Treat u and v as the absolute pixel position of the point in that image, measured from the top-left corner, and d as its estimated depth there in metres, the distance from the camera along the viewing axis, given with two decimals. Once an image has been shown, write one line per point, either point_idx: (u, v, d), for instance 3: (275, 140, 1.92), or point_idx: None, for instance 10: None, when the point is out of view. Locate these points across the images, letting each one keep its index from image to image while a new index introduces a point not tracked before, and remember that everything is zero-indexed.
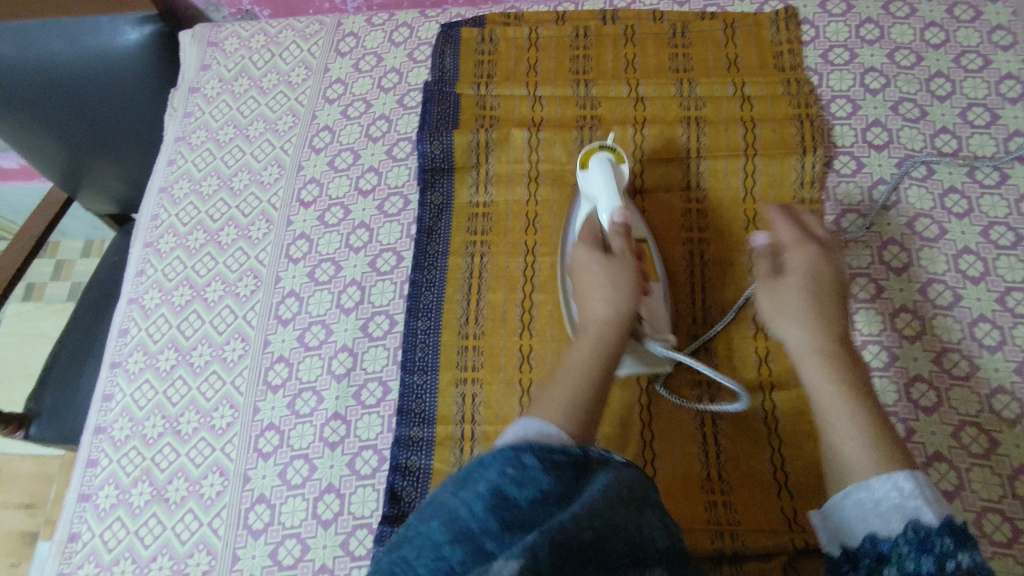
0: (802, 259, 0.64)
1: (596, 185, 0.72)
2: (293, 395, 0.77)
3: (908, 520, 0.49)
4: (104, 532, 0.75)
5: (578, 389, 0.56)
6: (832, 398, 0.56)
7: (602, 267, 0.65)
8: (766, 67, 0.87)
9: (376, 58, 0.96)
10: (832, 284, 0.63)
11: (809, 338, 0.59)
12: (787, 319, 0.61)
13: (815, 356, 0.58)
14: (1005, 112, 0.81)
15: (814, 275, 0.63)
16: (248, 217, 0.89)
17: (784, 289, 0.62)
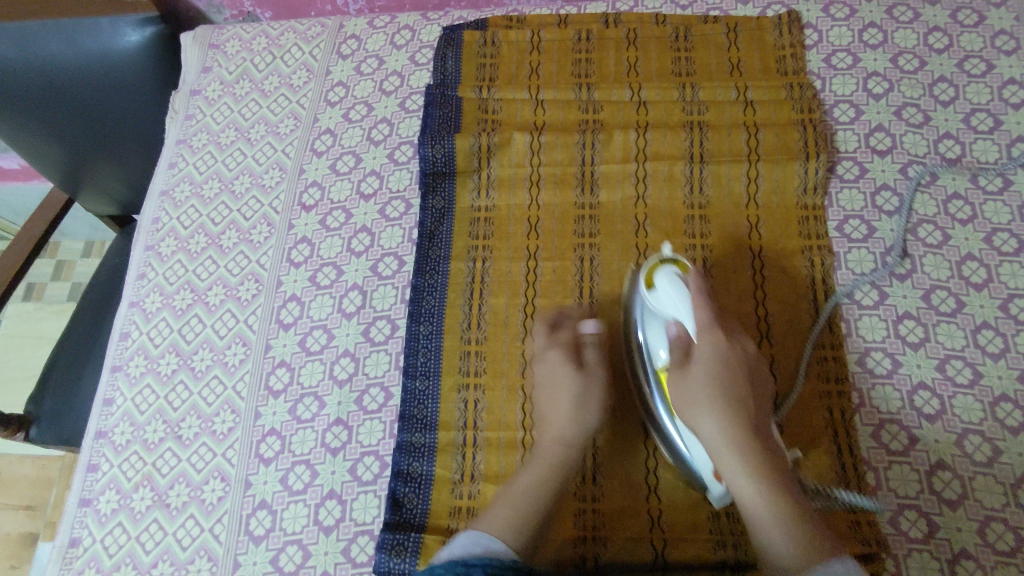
0: (707, 349, 0.66)
1: (672, 306, 0.68)
2: (294, 401, 0.77)
3: None
4: (105, 537, 0.75)
5: (539, 500, 0.65)
6: (753, 495, 0.59)
7: (563, 381, 0.72)
8: (769, 71, 0.87)
9: (377, 61, 0.96)
10: (735, 369, 0.65)
11: (718, 432, 0.62)
12: (700, 415, 0.64)
13: (725, 453, 0.61)
14: (1008, 117, 0.81)
15: (721, 364, 0.65)
16: (249, 220, 0.89)
17: (691, 381, 0.65)
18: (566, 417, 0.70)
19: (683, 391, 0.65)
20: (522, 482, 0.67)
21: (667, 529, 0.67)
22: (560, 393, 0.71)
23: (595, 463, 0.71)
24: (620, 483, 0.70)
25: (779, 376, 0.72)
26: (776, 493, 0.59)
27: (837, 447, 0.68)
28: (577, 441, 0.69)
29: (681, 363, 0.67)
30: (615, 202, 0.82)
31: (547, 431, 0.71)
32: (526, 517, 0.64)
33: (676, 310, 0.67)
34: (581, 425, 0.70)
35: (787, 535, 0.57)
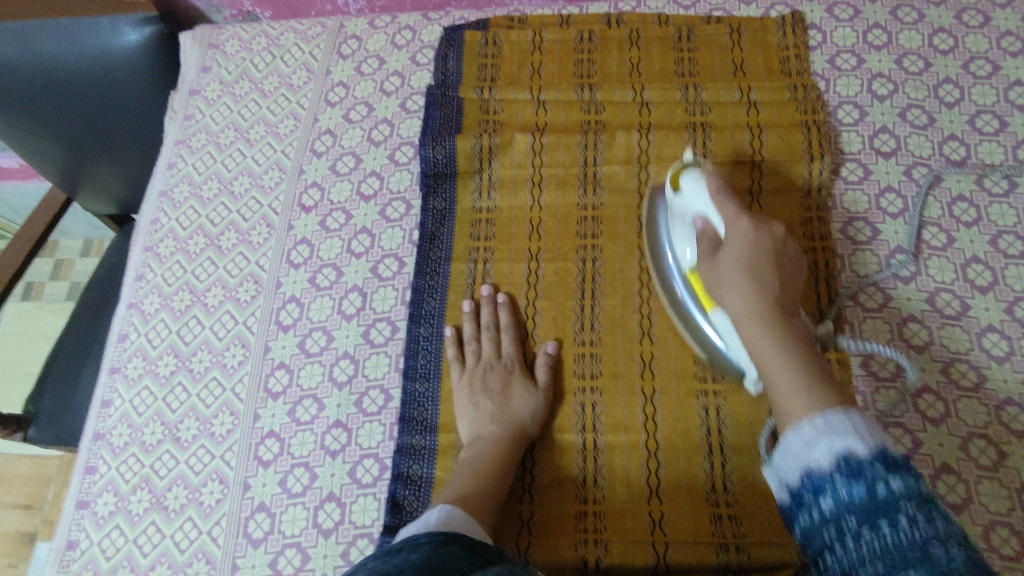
0: (733, 232, 0.62)
1: (696, 203, 0.68)
2: (293, 403, 0.77)
3: (838, 453, 0.44)
4: (102, 539, 0.74)
5: (472, 480, 0.66)
6: (769, 352, 0.55)
7: (476, 375, 0.75)
8: (773, 72, 0.86)
9: (378, 61, 0.95)
10: (765, 250, 0.60)
11: (741, 303, 0.58)
12: (727, 291, 0.60)
13: (750, 324, 0.57)
14: (1014, 119, 0.80)
15: (753, 242, 0.61)
16: (248, 221, 0.88)
17: (720, 257, 0.62)
18: (506, 416, 0.71)
19: (712, 277, 0.63)
20: (463, 469, 0.68)
21: (669, 532, 0.66)
22: (505, 395, 0.73)
23: (596, 464, 0.71)
24: (621, 485, 0.69)
25: None
26: (797, 360, 0.53)
27: None
28: (495, 428, 0.71)
29: (709, 252, 0.64)
30: (618, 203, 0.82)
31: (486, 428, 0.71)
32: (464, 494, 0.64)
33: (700, 206, 0.67)
34: (518, 425, 0.71)
35: (798, 393, 0.50)
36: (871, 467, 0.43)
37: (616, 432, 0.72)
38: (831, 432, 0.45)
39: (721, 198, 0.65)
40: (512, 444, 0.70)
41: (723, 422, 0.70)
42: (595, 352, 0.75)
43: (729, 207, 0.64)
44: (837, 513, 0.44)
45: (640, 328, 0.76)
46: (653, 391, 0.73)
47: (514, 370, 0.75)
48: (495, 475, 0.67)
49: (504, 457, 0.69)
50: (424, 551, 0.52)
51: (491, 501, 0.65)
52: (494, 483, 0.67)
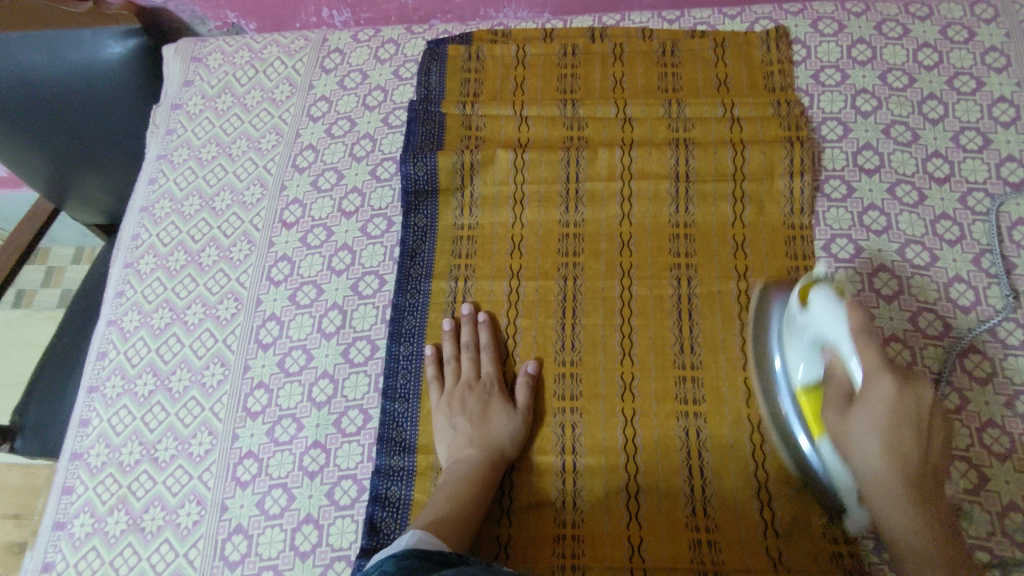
0: (873, 385, 0.58)
1: (827, 329, 0.62)
2: (272, 423, 0.76)
3: None
4: (78, 562, 0.73)
5: (447, 504, 0.66)
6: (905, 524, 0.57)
7: (454, 397, 0.75)
8: (757, 88, 0.85)
9: (361, 75, 0.94)
10: (907, 414, 0.58)
11: (878, 473, 0.58)
12: (859, 451, 0.59)
13: (883, 499, 0.58)
14: (998, 136, 0.79)
15: (895, 415, 0.58)
16: (229, 237, 0.88)
17: (859, 422, 0.59)
18: (483, 438, 0.71)
19: (843, 436, 0.60)
20: (440, 493, 0.68)
21: (647, 557, 0.66)
22: (483, 417, 0.72)
23: (575, 487, 0.70)
24: (600, 510, 0.69)
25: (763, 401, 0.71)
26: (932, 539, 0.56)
27: None
28: (472, 455, 0.70)
29: (838, 394, 0.62)
30: (600, 220, 0.81)
31: (464, 452, 0.71)
32: (438, 518, 0.64)
33: (827, 330, 0.62)
34: (497, 447, 0.71)
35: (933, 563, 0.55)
36: None
37: (595, 455, 0.71)
38: None
39: (862, 334, 0.59)
40: (488, 468, 0.69)
41: (703, 444, 0.70)
42: (576, 373, 0.75)
43: (874, 350, 0.59)
44: None
45: (621, 348, 0.75)
46: (633, 412, 0.72)
47: (493, 392, 0.74)
48: (471, 496, 0.67)
49: (480, 482, 0.68)
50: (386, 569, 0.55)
51: (466, 524, 0.65)
52: (470, 506, 0.67)
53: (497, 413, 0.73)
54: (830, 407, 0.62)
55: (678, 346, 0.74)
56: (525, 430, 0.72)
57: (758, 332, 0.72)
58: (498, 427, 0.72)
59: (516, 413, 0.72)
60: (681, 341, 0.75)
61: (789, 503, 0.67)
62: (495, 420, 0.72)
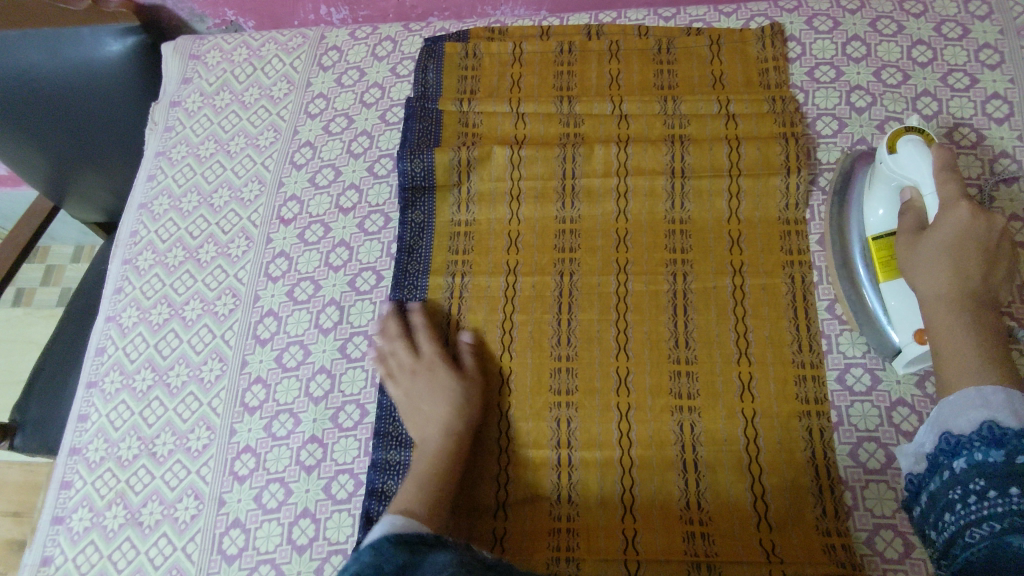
0: (948, 214, 0.63)
1: (908, 170, 0.67)
2: (270, 417, 0.77)
3: (986, 421, 0.56)
4: (77, 555, 0.74)
5: (420, 485, 0.67)
6: (950, 331, 0.62)
7: (404, 379, 0.75)
8: (752, 85, 0.86)
9: (359, 73, 0.95)
10: (973, 240, 0.63)
11: (939, 289, 0.63)
12: (920, 271, 0.65)
13: (941, 311, 0.63)
14: (992, 132, 0.80)
15: (964, 238, 0.63)
16: (227, 234, 0.88)
17: (932, 244, 0.64)
18: (440, 412, 0.73)
19: (913, 257, 0.65)
20: (409, 477, 0.69)
21: (641, 550, 0.67)
22: (434, 396, 0.73)
23: (570, 481, 0.71)
24: (594, 503, 0.70)
25: (757, 394, 0.71)
26: (978, 343, 0.60)
27: (814, 469, 0.68)
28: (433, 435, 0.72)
29: (913, 225, 0.67)
30: (595, 216, 0.82)
31: (425, 432, 0.72)
32: (411, 499, 0.65)
33: (910, 174, 0.67)
34: (452, 423, 0.72)
35: (970, 360, 0.60)
36: (1015, 439, 0.53)
37: (590, 449, 0.72)
38: (985, 406, 0.57)
39: (945, 173, 0.65)
40: (454, 442, 0.71)
41: (697, 438, 0.71)
42: (571, 368, 0.75)
43: (952, 181, 0.64)
44: (965, 475, 0.55)
45: (616, 342, 0.75)
46: (628, 406, 0.73)
47: (439, 369, 0.75)
48: (441, 475, 0.69)
49: (444, 461, 0.69)
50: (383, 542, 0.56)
51: (440, 502, 0.66)
52: (442, 484, 0.68)
53: (445, 388, 0.74)
54: (904, 236, 0.68)
55: (673, 341, 0.75)
56: (477, 393, 0.74)
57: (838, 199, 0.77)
58: (450, 401, 0.73)
59: (462, 377, 0.75)
60: (676, 336, 0.75)
61: (783, 496, 0.68)
62: (446, 396, 0.73)
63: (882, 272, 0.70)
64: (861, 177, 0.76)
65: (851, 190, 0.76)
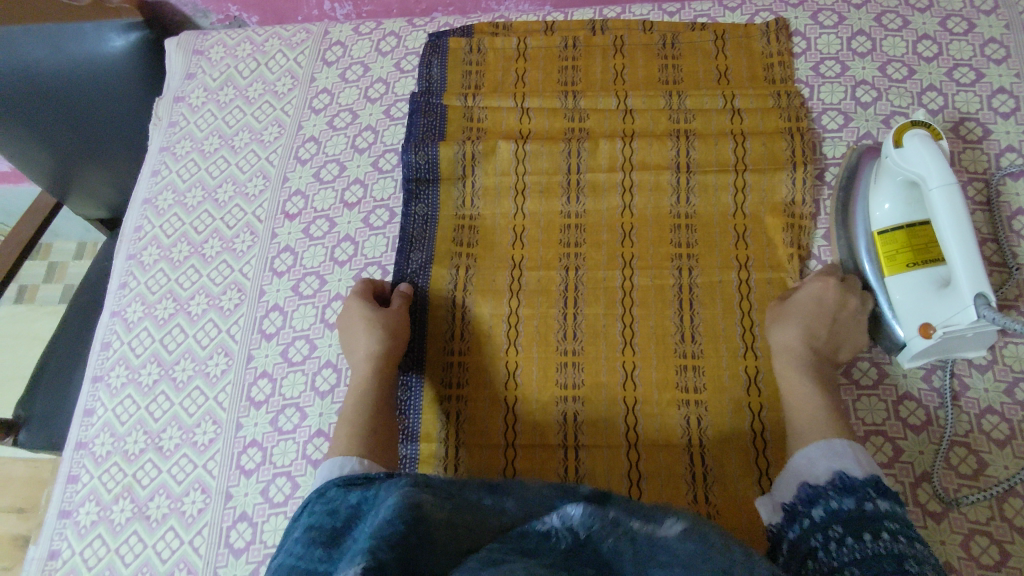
0: (816, 281, 0.72)
1: (916, 165, 0.66)
2: (276, 411, 0.77)
3: (835, 470, 0.61)
4: (84, 549, 0.74)
5: (355, 425, 0.70)
6: (795, 387, 0.69)
7: (341, 324, 0.78)
8: (757, 79, 0.86)
9: (363, 68, 0.95)
10: (831, 306, 0.71)
11: (792, 345, 0.70)
12: (781, 326, 0.71)
13: (789, 366, 0.70)
14: (998, 127, 0.80)
15: (821, 303, 0.71)
16: (232, 229, 0.88)
17: (793, 305, 0.72)
18: (373, 351, 0.74)
19: (778, 313, 0.73)
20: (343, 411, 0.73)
21: None
22: (354, 334, 0.76)
23: (577, 474, 0.72)
24: None
25: (763, 387, 0.72)
26: (818, 402, 0.67)
27: None
28: (360, 369, 0.74)
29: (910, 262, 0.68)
30: (601, 211, 0.82)
31: (355, 368, 0.75)
32: (350, 440, 0.69)
33: (919, 169, 0.66)
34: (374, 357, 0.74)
35: (811, 413, 0.67)
36: (859, 485, 0.59)
37: (597, 443, 0.73)
38: (836, 460, 0.62)
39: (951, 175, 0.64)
40: (380, 374, 0.74)
41: (704, 432, 0.71)
42: (577, 362, 0.75)
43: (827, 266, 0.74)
44: (826, 522, 0.58)
45: (623, 337, 0.76)
46: (635, 400, 0.73)
47: (360, 307, 0.76)
48: (376, 414, 0.72)
49: (371, 396, 0.73)
50: (331, 494, 0.57)
51: (373, 435, 0.70)
52: (379, 425, 0.72)
53: (365, 321, 0.75)
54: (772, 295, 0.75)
55: (679, 334, 0.75)
56: (401, 327, 0.76)
57: (847, 190, 0.76)
58: (369, 334, 0.74)
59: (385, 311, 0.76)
60: (682, 330, 0.75)
61: None
62: (365, 330, 0.75)
63: (887, 268, 0.71)
64: (869, 171, 0.75)
65: (862, 181, 0.75)
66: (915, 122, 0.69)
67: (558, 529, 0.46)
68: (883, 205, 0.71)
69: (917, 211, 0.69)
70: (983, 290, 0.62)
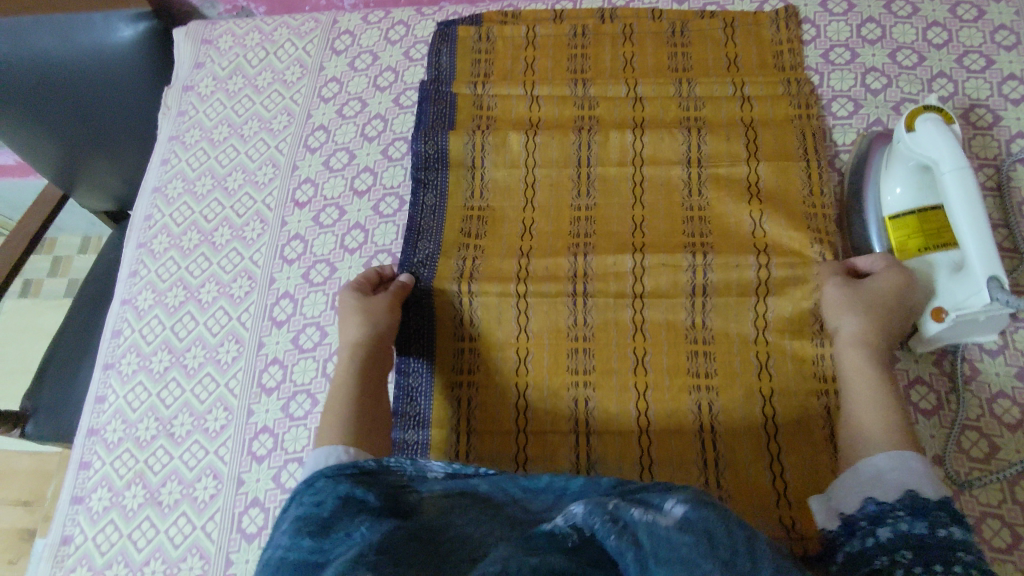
0: (887, 273, 0.70)
1: (929, 150, 0.67)
2: (287, 398, 0.77)
3: (907, 490, 0.57)
4: (97, 535, 0.74)
5: (344, 412, 0.68)
6: (864, 380, 0.66)
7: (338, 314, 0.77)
8: (766, 67, 0.86)
9: (372, 57, 0.95)
10: (901, 302, 0.68)
11: (862, 337, 0.68)
12: (850, 317, 0.69)
13: (857, 359, 0.67)
14: (1008, 113, 0.80)
15: (894, 298, 0.68)
16: (242, 217, 0.88)
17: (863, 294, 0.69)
18: (352, 339, 0.74)
19: (844, 300, 0.70)
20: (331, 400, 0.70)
21: None
22: (347, 322, 0.75)
23: (589, 459, 0.72)
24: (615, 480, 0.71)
25: (774, 373, 0.72)
26: (887, 398, 0.64)
27: (833, 448, 0.69)
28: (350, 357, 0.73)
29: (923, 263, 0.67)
30: (611, 198, 0.82)
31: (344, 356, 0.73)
32: (336, 426, 0.67)
33: (933, 154, 0.67)
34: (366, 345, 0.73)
35: (878, 410, 0.64)
36: (933, 510, 0.55)
37: (608, 428, 0.73)
38: (907, 474, 0.59)
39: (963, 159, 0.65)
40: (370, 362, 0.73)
41: (716, 417, 0.71)
42: (588, 348, 0.75)
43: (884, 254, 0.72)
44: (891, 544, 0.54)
45: (633, 324, 0.76)
46: (646, 385, 0.73)
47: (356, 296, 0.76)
48: (361, 399, 0.70)
49: (362, 384, 0.71)
50: (321, 487, 0.52)
51: (361, 423, 0.68)
52: (367, 412, 0.70)
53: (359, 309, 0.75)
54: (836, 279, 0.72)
55: (690, 321, 0.75)
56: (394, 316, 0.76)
57: (858, 176, 0.77)
58: (362, 322, 0.74)
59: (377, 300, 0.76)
60: (693, 317, 0.75)
61: (802, 475, 0.68)
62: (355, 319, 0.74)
63: (899, 252, 0.71)
64: (880, 157, 0.75)
65: (872, 166, 0.75)
66: (927, 107, 0.69)
67: (563, 529, 0.43)
68: (894, 191, 0.72)
69: (928, 196, 0.70)
70: (997, 273, 0.62)
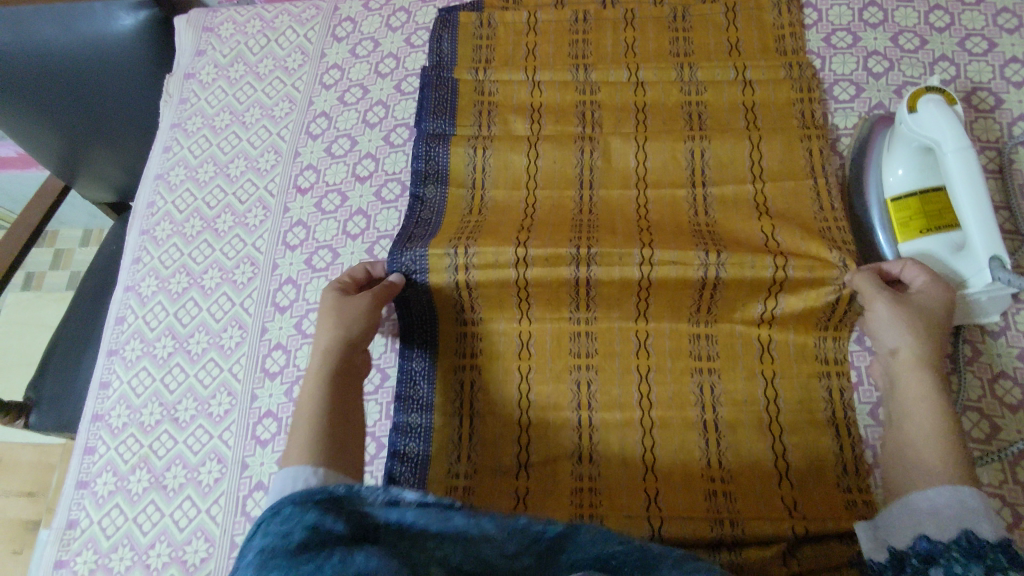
0: (933, 285, 0.64)
1: (934, 130, 0.67)
2: (291, 382, 0.77)
3: (964, 529, 0.52)
4: (102, 518, 0.75)
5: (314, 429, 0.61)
6: (926, 404, 0.60)
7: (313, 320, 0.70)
8: (768, 51, 0.85)
9: (373, 43, 0.95)
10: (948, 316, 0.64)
11: (918, 355, 0.62)
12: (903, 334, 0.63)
13: (913, 379, 0.61)
14: (1010, 96, 0.80)
15: (944, 313, 0.63)
16: (244, 204, 0.88)
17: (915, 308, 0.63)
18: (324, 347, 0.68)
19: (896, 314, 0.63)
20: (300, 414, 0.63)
21: (664, 507, 0.68)
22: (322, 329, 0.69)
23: (591, 440, 0.72)
24: (617, 461, 0.71)
25: (776, 354, 0.72)
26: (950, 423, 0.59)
27: (834, 428, 0.69)
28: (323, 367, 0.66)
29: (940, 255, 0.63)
30: (614, 182, 0.82)
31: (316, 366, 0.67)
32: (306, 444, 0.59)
33: (936, 134, 0.67)
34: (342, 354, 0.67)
35: (942, 437, 0.58)
36: (991, 553, 0.50)
37: (610, 410, 0.73)
38: (966, 513, 0.54)
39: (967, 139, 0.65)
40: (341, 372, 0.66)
41: (718, 399, 0.72)
42: (590, 332, 0.76)
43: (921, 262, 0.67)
44: None
45: (637, 308, 0.75)
46: (648, 368, 0.74)
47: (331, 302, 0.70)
48: (334, 413, 0.63)
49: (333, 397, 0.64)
50: (287, 513, 0.46)
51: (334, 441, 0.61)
52: (338, 425, 0.63)
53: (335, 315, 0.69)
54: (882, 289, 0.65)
55: (694, 304, 0.74)
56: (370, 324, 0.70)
57: (859, 160, 0.77)
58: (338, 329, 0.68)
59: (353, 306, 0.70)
60: (698, 303, 0.74)
61: (802, 455, 0.68)
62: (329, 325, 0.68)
63: (901, 234, 0.71)
64: (881, 139, 0.75)
65: (874, 149, 0.75)
66: (929, 88, 0.69)
67: None
68: (897, 172, 0.71)
69: (928, 177, 0.70)
70: (998, 253, 0.64)
